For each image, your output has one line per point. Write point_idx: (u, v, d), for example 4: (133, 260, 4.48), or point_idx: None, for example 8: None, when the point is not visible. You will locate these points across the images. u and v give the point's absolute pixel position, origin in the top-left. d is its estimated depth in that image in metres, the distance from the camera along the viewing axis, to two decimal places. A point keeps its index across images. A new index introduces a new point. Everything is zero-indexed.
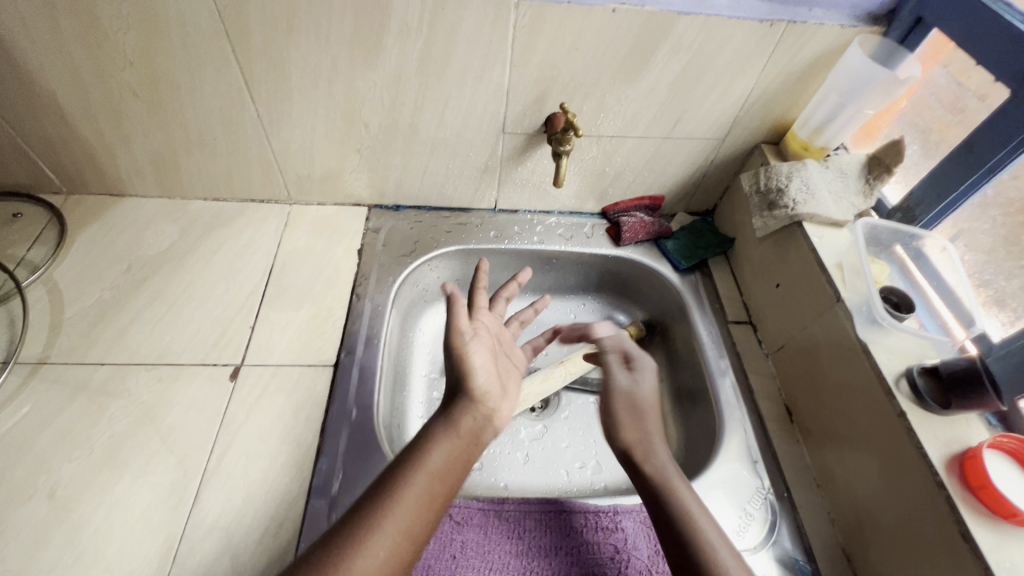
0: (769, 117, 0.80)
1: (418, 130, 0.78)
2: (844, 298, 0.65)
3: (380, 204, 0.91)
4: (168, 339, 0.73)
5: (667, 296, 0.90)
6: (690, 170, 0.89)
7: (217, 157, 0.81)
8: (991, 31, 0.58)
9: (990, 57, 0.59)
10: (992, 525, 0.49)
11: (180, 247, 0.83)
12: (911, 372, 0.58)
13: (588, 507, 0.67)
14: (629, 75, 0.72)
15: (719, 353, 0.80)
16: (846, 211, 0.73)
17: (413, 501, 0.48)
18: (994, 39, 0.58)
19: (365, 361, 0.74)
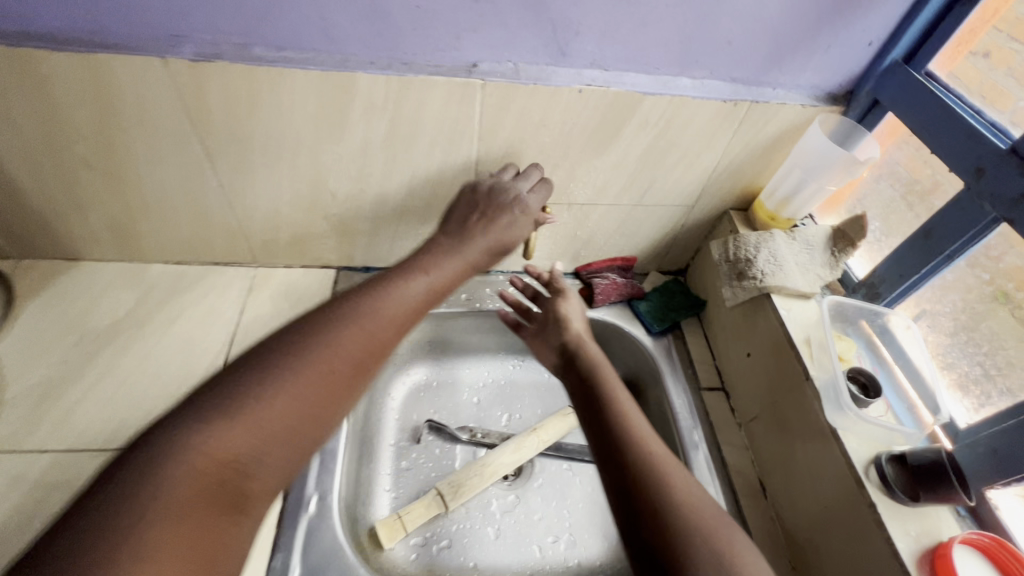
0: (736, 186, 0.81)
1: (387, 198, 0.77)
2: (813, 378, 0.65)
3: (349, 266, 0.90)
4: (118, 421, 0.69)
5: (640, 358, 0.89)
6: (661, 234, 0.89)
7: (177, 223, 0.79)
8: (943, 119, 0.60)
9: (942, 144, 0.60)
10: None
11: (137, 316, 0.79)
12: (880, 460, 0.58)
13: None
14: (597, 149, 0.73)
15: (692, 423, 0.79)
16: (813, 282, 0.73)
17: (310, 370, 0.49)
18: (946, 128, 0.60)
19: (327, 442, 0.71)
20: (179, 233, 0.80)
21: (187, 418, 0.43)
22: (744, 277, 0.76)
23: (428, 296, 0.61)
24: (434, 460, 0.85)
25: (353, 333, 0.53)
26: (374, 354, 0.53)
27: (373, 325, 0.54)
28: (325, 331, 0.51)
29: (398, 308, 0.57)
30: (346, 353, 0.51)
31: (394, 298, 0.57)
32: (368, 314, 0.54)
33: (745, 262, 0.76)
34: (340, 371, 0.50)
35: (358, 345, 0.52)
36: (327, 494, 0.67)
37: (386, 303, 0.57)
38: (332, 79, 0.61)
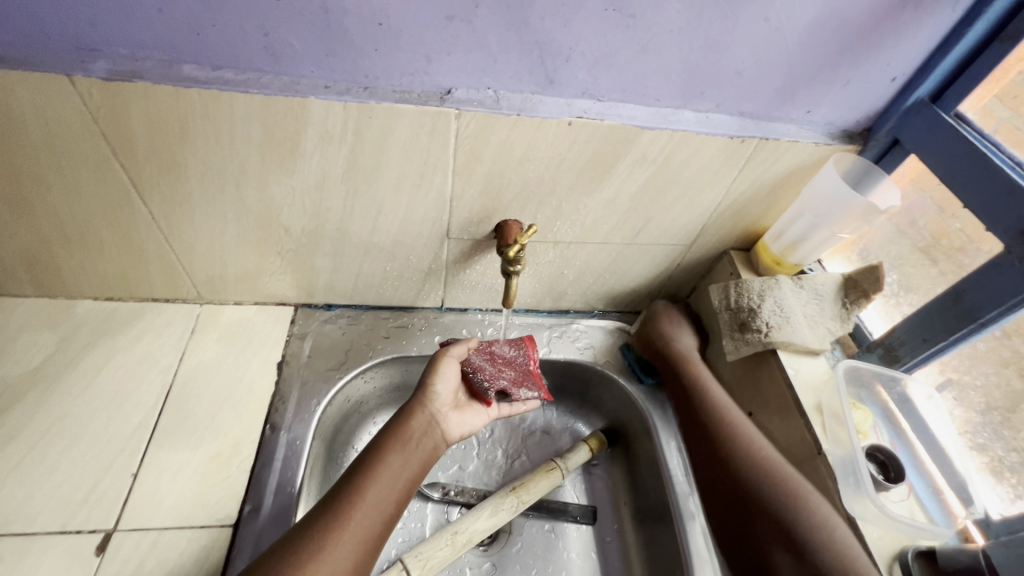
0: (739, 224, 0.74)
1: (349, 234, 0.68)
2: (826, 452, 0.58)
3: (309, 303, 0.80)
4: (21, 496, 0.58)
5: (630, 408, 0.81)
6: (655, 273, 0.82)
7: (105, 258, 0.68)
8: (978, 172, 0.54)
9: (977, 199, 0.54)
10: None
11: (57, 363, 0.69)
12: (906, 556, 0.52)
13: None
14: (588, 185, 0.65)
15: (688, 489, 0.71)
16: (822, 337, 0.67)
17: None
18: (983, 180, 0.53)
19: (273, 518, 0.61)
20: (109, 268, 0.70)
21: None
22: (747, 329, 0.68)
23: (415, 466, 0.60)
24: (400, 524, 0.75)
25: (343, 539, 0.52)
26: (371, 548, 0.53)
27: (367, 526, 0.54)
28: (314, 554, 0.50)
29: (384, 506, 0.56)
30: (346, 556, 0.51)
31: (383, 490, 0.56)
32: (361, 516, 0.54)
33: (748, 312, 0.69)
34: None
35: (359, 536, 0.53)
36: None
37: (373, 500, 0.55)
38: (279, 105, 0.52)
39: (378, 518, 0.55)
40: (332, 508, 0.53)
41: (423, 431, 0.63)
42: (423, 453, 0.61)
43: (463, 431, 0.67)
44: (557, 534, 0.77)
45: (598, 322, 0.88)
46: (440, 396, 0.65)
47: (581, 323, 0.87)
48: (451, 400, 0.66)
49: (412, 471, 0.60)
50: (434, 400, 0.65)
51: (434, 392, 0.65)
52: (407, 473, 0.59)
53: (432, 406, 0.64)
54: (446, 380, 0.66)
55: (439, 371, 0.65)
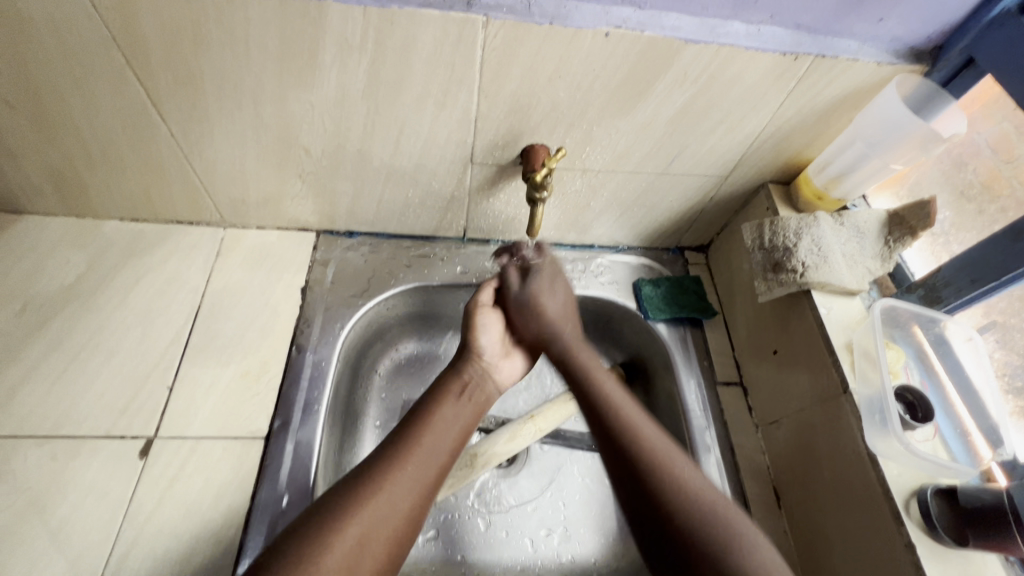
0: (781, 155, 0.69)
1: (370, 156, 0.66)
2: (851, 391, 0.57)
3: (331, 229, 0.79)
4: (66, 402, 0.61)
5: (651, 344, 0.81)
6: (686, 208, 0.78)
7: (129, 177, 0.68)
8: None
9: None
10: None
11: (89, 281, 0.70)
12: (923, 492, 0.51)
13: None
14: (622, 107, 0.61)
15: (705, 423, 0.72)
16: (860, 277, 0.64)
17: (363, 534, 0.44)
18: None
19: (303, 433, 0.63)
20: (133, 186, 0.70)
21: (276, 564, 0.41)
22: (781, 269, 0.66)
23: (467, 416, 0.59)
24: None
25: (405, 479, 0.49)
26: (424, 501, 0.49)
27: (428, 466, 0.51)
28: (375, 491, 0.47)
29: (442, 453, 0.53)
30: (403, 500, 0.48)
31: (441, 435, 0.54)
32: (420, 456, 0.51)
33: (783, 252, 0.66)
34: (399, 519, 0.47)
35: (421, 476, 0.50)
36: (302, 489, 0.60)
37: (432, 442, 0.53)
38: (295, 8, 0.49)
39: (435, 464, 0.52)
40: (387, 453, 0.51)
41: (476, 382, 0.63)
42: (477, 401, 0.61)
43: (514, 377, 0.67)
44: (572, 460, 0.80)
45: (622, 257, 0.86)
46: (486, 346, 0.66)
47: (605, 258, 0.85)
48: (498, 350, 0.67)
49: (467, 418, 0.58)
50: (482, 350, 0.65)
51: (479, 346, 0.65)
52: (462, 422, 0.58)
53: (481, 361, 0.65)
54: (490, 333, 0.66)
55: (481, 325, 0.66)
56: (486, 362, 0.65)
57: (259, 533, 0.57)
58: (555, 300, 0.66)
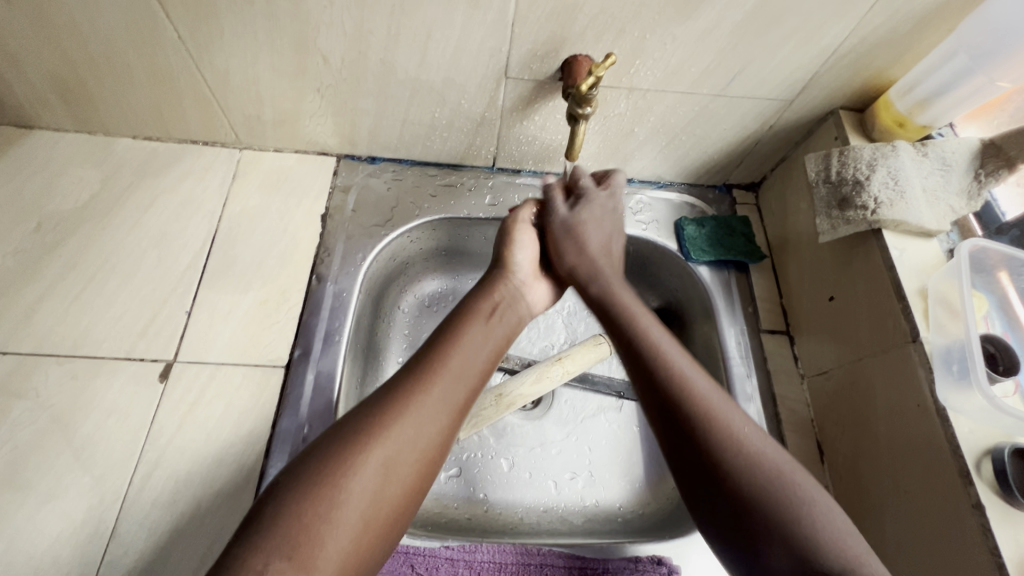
0: (860, 75, 0.60)
1: (394, 67, 0.60)
2: (923, 341, 0.52)
3: (352, 154, 0.74)
4: (85, 323, 0.60)
5: (690, 288, 0.75)
6: (740, 137, 0.71)
7: (137, 87, 0.63)
8: None
9: None
10: None
11: (103, 200, 0.67)
12: (1000, 453, 0.46)
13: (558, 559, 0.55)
14: (682, 9, 0.53)
15: (746, 372, 0.67)
16: (942, 217, 0.56)
17: (384, 464, 0.40)
18: None
19: (323, 364, 0.61)
20: (142, 98, 0.65)
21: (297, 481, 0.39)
22: (848, 205, 0.59)
23: (498, 338, 0.54)
24: None
25: (428, 406, 0.44)
26: (453, 424, 0.46)
27: (455, 390, 0.46)
28: (397, 419, 0.43)
29: (469, 377, 0.48)
30: (426, 430, 0.43)
31: (470, 355, 0.50)
32: (449, 376, 0.47)
33: (852, 186, 0.59)
34: (425, 449, 0.43)
35: (452, 397, 0.46)
36: (324, 420, 0.58)
37: (463, 359, 0.49)
38: None
39: (462, 388, 0.47)
40: (406, 379, 0.46)
41: (507, 304, 0.57)
42: (507, 326, 0.55)
43: (544, 303, 0.62)
44: (600, 405, 0.77)
45: (664, 194, 0.79)
46: (520, 266, 0.61)
47: (644, 195, 0.78)
48: (531, 272, 0.62)
49: (497, 340, 0.53)
50: (515, 267, 0.61)
51: (513, 263, 0.61)
52: (492, 344, 0.53)
53: (513, 278, 0.60)
54: (525, 251, 0.62)
55: (516, 242, 0.62)
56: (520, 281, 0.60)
57: (280, 461, 0.56)
58: (601, 228, 0.62)
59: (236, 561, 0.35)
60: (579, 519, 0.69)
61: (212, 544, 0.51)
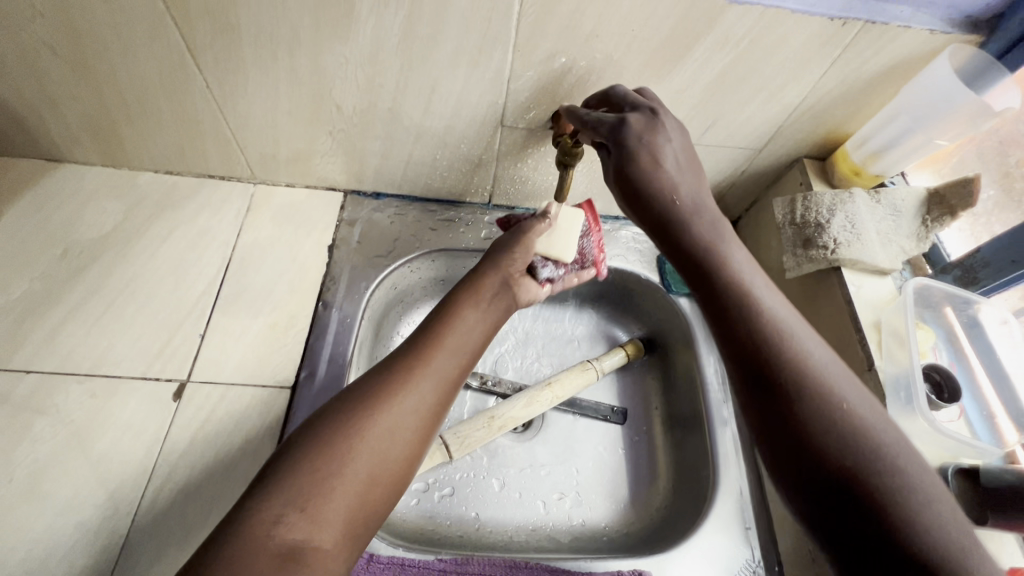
0: (820, 129, 0.67)
1: (401, 115, 0.66)
2: (877, 368, 0.56)
3: (358, 189, 0.80)
4: (104, 345, 0.64)
5: (674, 320, 0.81)
6: (716, 181, 0.77)
7: (164, 128, 0.69)
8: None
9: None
10: None
11: (125, 230, 0.72)
12: (945, 473, 0.51)
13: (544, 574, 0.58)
14: (657, 71, 0.60)
15: (723, 397, 0.72)
16: (894, 256, 0.62)
17: (389, 430, 0.46)
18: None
19: (327, 385, 0.65)
20: (167, 137, 0.71)
21: (307, 443, 0.44)
22: (811, 245, 0.65)
23: (491, 320, 0.61)
24: None
25: (427, 378, 0.51)
26: (447, 396, 0.52)
27: (451, 364, 0.53)
28: (400, 388, 0.49)
29: (464, 353, 0.55)
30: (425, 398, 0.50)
31: (463, 336, 0.56)
32: (444, 354, 0.53)
33: (814, 228, 0.65)
34: (424, 415, 0.49)
35: (445, 371, 0.53)
36: None
37: (456, 340, 0.56)
38: None
39: (454, 364, 0.54)
40: (409, 355, 0.52)
41: (498, 291, 0.63)
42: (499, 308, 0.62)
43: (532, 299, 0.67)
44: (588, 429, 0.81)
45: None
46: (515, 260, 0.64)
47: (629, 231, 0.85)
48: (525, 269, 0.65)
49: (488, 322, 0.60)
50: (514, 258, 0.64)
51: (510, 256, 0.64)
52: (484, 326, 0.59)
53: (509, 270, 0.64)
54: (523, 248, 0.65)
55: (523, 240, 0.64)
56: (516, 272, 0.65)
57: None
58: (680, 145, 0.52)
59: (253, 507, 0.40)
60: (566, 537, 0.73)
61: None
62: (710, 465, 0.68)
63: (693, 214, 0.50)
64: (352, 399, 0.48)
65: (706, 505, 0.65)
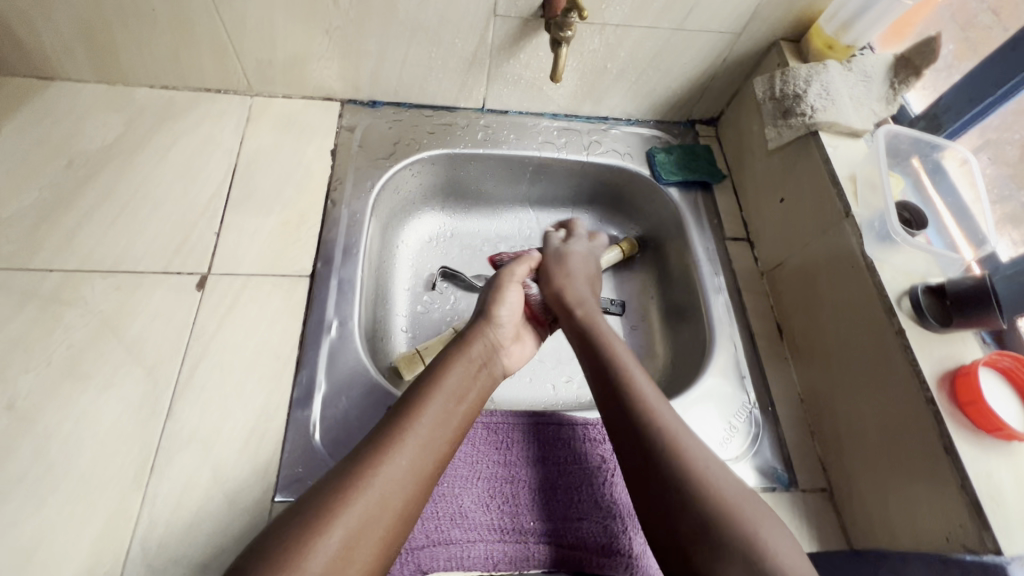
0: (794, 7, 0.71)
1: (397, 7, 0.68)
2: (853, 214, 0.62)
3: (355, 99, 0.82)
4: (123, 244, 0.66)
5: (664, 212, 0.85)
6: (699, 72, 0.81)
7: (159, 34, 0.69)
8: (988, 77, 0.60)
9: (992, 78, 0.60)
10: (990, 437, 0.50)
11: (127, 140, 0.73)
12: (915, 292, 0.57)
13: (561, 420, 0.63)
14: None
15: (714, 270, 0.77)
16: (866, 119, 0.67)
17: (350, 534, 0.43)
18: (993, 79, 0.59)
19: (345, 271, 0.69)
20: (162, 46, 0.71)
21: (264, 551, 0.41)
22: (790, 115, 0.70)
23: (472, 395, 0.57)
24: (449, 305, 0.83)
25: (396, 474, 0.47)
26: (422, 491, 0.49)
27: (427, 451, 0.50)
28: (368, 478, 0.46)
29: (442, 435, 0.52)
30: (394, 496, 0.46)
31: (443, 414, 0.53)
32: (419, 439, 0.50)
33: (792, 99, 0.70)
34: (393, 512, 0.46)
35: (421, 458, 0.49)
36: (348, 319, 0.65)
37: (431, 423, 0.52)
38: None
39: (434, 449, 0.51)
40: (381, 439, 0.49)
41: (484, 357, 0.62)
42: (485, 383, 0.59)
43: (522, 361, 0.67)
44: None
45: (635, 129, 0.89)
46: (502, 330, 0.65)
47: (618, 130, 0.88)
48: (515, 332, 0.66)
49: (469, 396, 0.57)
50: (500, 317, 0.65)
51: (498, 319, 0.65)
52: (462, 407, 0.55)
53: (499, 332, 0.65)
54: (510, 306, 0.67)
55: (506, 299, 0.67)
56: (501, 339, 0.65)
57: (317, 349, 0.63)
58: (584, 284, 0.71)
59: None
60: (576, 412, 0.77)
61: (259, 420, 0.57)
62: (706, 348, 0.73)
63: (581, 311, 0.66)
64: (316, 499, 0.44)
65: (705, 360, 0.71)
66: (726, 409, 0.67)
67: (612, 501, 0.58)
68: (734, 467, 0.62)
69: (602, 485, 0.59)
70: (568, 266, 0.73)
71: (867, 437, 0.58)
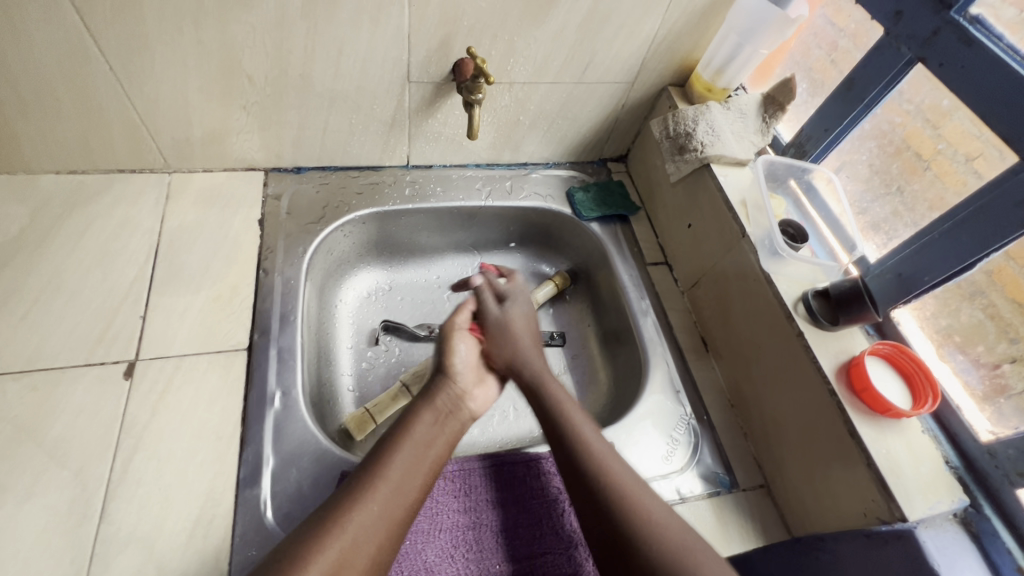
0: (674, 57, 0.81)
1: (312, 80, 0.71)
2: (749, 234, 0.70)
3: (278, 166, 0.83)
4: (36, 340, 0.62)
5: (589, 245, 0.91)
6: (602, 117, 0.89)
7: (64, 123, 0.68)
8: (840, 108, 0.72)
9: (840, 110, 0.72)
10: (882, 420, 0.57)
11: (35, 231, 0.70)
12: (807, 296, 0.65)
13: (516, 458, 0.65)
14: (535, 16, 0.69)
15: (640, 294, 0.83)
16: (747, 149, 0.77)
17: None
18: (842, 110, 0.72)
19: (283, 340, 0.69)
20: (68, 132, 0.69)
21: None
22: (686, 150, 0.79)
23: (437, 449, 0.57)
24: (395, 358, 0.83)
25: (369, 519, 0.48)
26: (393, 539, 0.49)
27: (397, 502, 0.50)
28: (331, 535, 0.46)
29: (412, 489, 0.52)
30: (369, 540, 0.47)
31: (411, 471, 0.53)
32: (387, 493, 0.50)
33: (685, 137, 0.79)
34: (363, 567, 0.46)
35: (392, 512, 0.50)
36: (291, 388, 0.65)
37: (400, 477, 0.52)
38: None
39: (404, 499, 0.51)
40: (347, 494, 0.49)
41: (449, 411, 0.61)
42: (452, 431, 0.60)
43: (487, 405, 0.66)
44: None
45: (553, 171, 0.96)
46: (461, 377, 0.64)
47: (538, 174, 0.95)
48: (473, 375, 0.65)
49: (438, 448, 0.57)
50: (455, 369, 0.64)
51: (454, 371, 0.64)
52: (434, 451, 0.57)
53: (456, 382, 0.63)
54: (465, 357, 0.66)
55: (455, 349, 0.65)
56: (462, 386, 0.64)
57: (260, 423, 0.62)
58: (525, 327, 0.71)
59: None
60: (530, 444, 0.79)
61: (203, 507, 0.55)
62: (642, 369, 0.77)
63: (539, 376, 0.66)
64: (283, 556, 0.44)
65: (643, 379, 0.76)
66: (666, 424, 0.71)
67: (574, 529, 0.61)
68: (680, 478, 0.66)
69: (563, 516, 0.62)
70: (512, 330, 0.69)
71: (790, 434, 0.64)
